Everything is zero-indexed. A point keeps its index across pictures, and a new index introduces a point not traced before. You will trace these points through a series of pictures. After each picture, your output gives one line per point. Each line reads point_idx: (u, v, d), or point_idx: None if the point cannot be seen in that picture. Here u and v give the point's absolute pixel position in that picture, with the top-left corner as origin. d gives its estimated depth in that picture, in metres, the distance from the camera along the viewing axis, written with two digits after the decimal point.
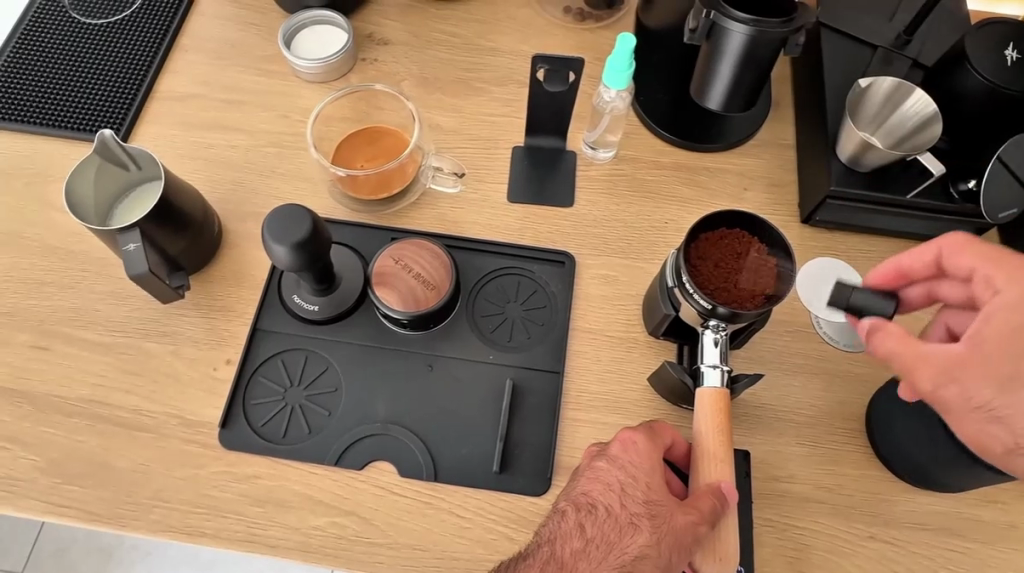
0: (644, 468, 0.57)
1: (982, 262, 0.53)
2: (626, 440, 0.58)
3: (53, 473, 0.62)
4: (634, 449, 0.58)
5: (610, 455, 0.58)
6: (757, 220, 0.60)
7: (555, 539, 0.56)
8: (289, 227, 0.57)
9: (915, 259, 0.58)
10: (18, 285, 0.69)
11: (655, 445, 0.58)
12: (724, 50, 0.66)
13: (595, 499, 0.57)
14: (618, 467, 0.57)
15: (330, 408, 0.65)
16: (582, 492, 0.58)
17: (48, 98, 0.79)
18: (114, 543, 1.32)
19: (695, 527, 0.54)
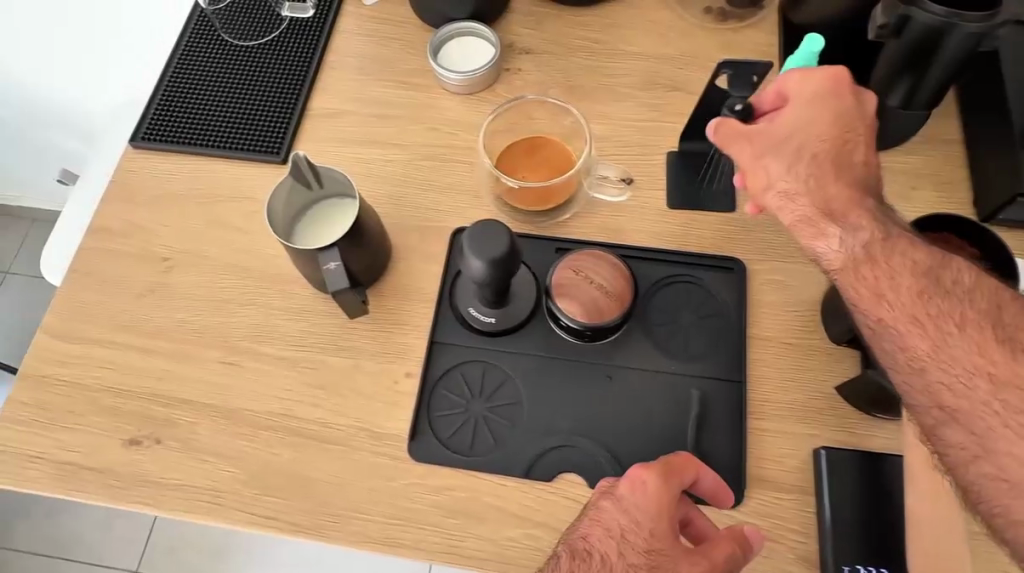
0: (649, 513, 0.54)
1: (810, 96, 0.63)
2: (634, 479, 0.55)
3: (253, 484, 0.64)
4: (641, 490, 0.55)
5: (618, 497, 0.55)
6: (964, 223, 0.60)
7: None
8: (487, 242, 0.58)
9: (799, 80, 0.64)
10: (202, 304, 0.72)
11: (668, 487, 0.55)
12: (913, 48, 0.63)
13: (592, 545, 0.54)
14: (622, 510, 0.55)
15: (513, 420, 0.65)
16: (581, 537, 0.55)
17: (209, 121, 0.82)
18: (222, 542, 1.36)
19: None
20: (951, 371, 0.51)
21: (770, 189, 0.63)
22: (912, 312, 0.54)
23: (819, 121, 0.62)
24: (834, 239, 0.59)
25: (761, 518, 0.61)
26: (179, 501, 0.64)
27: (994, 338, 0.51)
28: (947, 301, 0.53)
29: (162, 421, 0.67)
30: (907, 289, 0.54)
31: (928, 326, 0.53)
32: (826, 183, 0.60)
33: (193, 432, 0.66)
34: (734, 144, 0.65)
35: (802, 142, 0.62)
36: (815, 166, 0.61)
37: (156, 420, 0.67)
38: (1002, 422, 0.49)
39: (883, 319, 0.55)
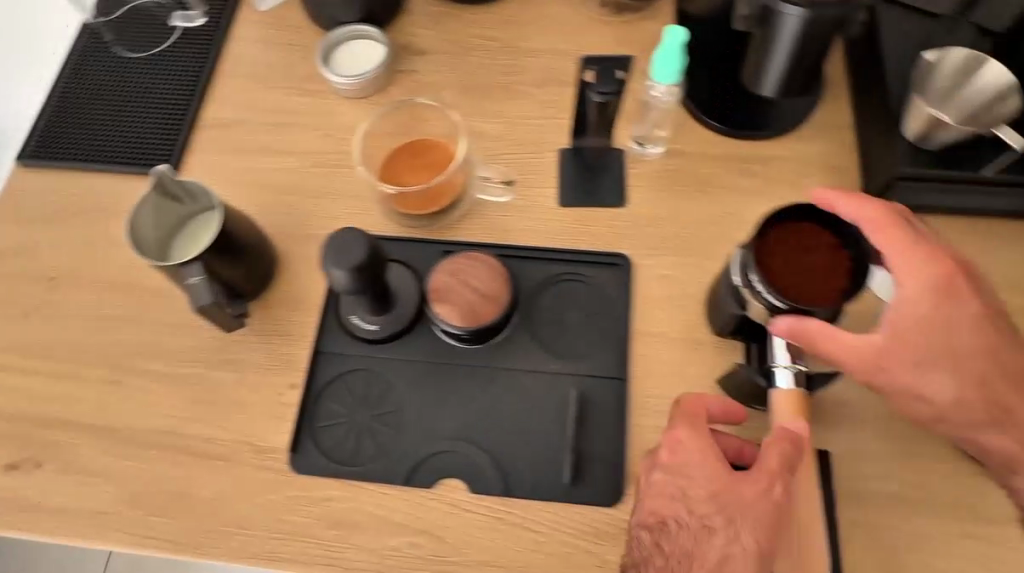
0: (702, 466, 0.56)
1: (904, 244, 0.54)
2: (672, 442, 0.57)
3: (135, 504, 0.64)
4: (681, 448, 0.57)
5: (662, 463, 0.57)
6: (817, 211, 0.57)
7: (639, 564, 0.55)
8: (346, 251, 0.57)
9: (854, 211, 0.55)
10: (88, 322, 0.71)
11: (700, 438, 0.57)
12: (776, 37, 0.62)
13: (664, 515, 0.56)
14: (674, 475, 0.57)
15: (396, 427, 0.65)
16: (649, 512, 0.56)
17: (100, 136, 0.81)
18: None
19: (769, 490, 0.53)
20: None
21: (909, 372, 0.53)
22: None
23: (933, 275, 0.53)
24: (973, 327, 0.53)
25: None
26: (60, 524, 0.63)
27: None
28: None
29: (44, 443, 0.66)
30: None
31: (1013, 418, 0.53)
32: (961, 361, 0.53)
33: (75, 454, 0.66)
34: (872, 232, 0.55)
35: (945, 316, 0.53)
36: (949, 339, 0.53)
37: (39, 443, 0.66)
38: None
39: (955, 395, 0.53)
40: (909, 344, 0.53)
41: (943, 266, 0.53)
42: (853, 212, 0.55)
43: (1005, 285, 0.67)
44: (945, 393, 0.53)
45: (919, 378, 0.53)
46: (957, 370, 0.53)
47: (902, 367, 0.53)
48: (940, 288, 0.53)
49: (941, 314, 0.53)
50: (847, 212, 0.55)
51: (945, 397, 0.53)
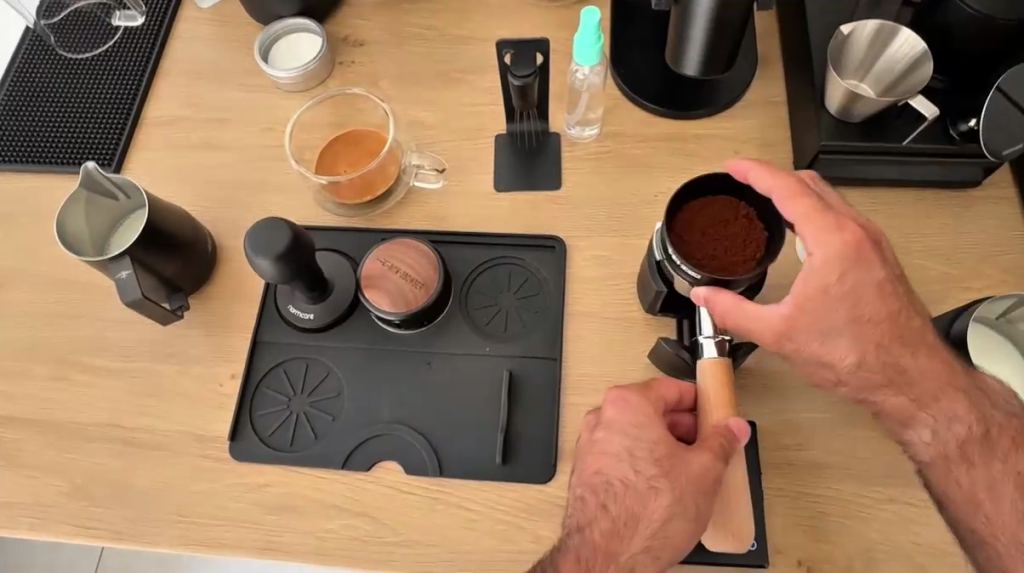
0: (645, 428, 0.57)
1: (813, 214, 0.54)
2: (618, 402, 0.59)
3: (79, 496, 0.65)
4: (626, 410, 0.58)
5: (607, 424, 0.58)
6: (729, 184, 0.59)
7: (581, 525, 0.56)
8: (270, 240, 0.58)
9: (767, 180, 0.55)
10: (33, 320, 0.72)
11: (649, 399, 0.59)
12: (693, 13, 0.63)
13: (609, 476, 0.57)
14: (620, 435, 0.57)
15: (333, 413, 0.66)
16: (593, 472, 0.57)
17: (43, 137, 0.81)
18: None
19: (711, 463, 0.54)
20: (930, 427, 0.56)
21: (813, 341, 0.55)
22: (942, 385, 0.55)
23: (841, 247, 0.53)
24: (877, 295, 0.54)
25: None
26: (7, 517, 0.65)
27: (990, 407, 0.56)
28: (945, 377, 0.56)
29: None
30: (917, 359, 0.55)
31: (907, 380, 0.55)
32: (865, 331, 0.54)
33: (20, 449, 0.67)
34: (781, 201, 0.54)
35: (851, 287, 0.53)
36: (855, 310, 0.54)
37: None
38: (951, 475, 0.55)
39: (854, 359, 0.55)
40: (816, 313, 0.54)
41: (852, 236, 0.54)
42: (767, 181, 0.55)
43: (931, 255, 0.68)
44: (846, 359, 0.55)
45: (823, 345, 0.55)
46: (857, 336, 0.54)
47: (809, 336, 0.54)
48: (846, 259, 0.53)
49: (844, 281, 0.53)
50: (760, 183, 0.55)
51: (844, 362, 0.55)
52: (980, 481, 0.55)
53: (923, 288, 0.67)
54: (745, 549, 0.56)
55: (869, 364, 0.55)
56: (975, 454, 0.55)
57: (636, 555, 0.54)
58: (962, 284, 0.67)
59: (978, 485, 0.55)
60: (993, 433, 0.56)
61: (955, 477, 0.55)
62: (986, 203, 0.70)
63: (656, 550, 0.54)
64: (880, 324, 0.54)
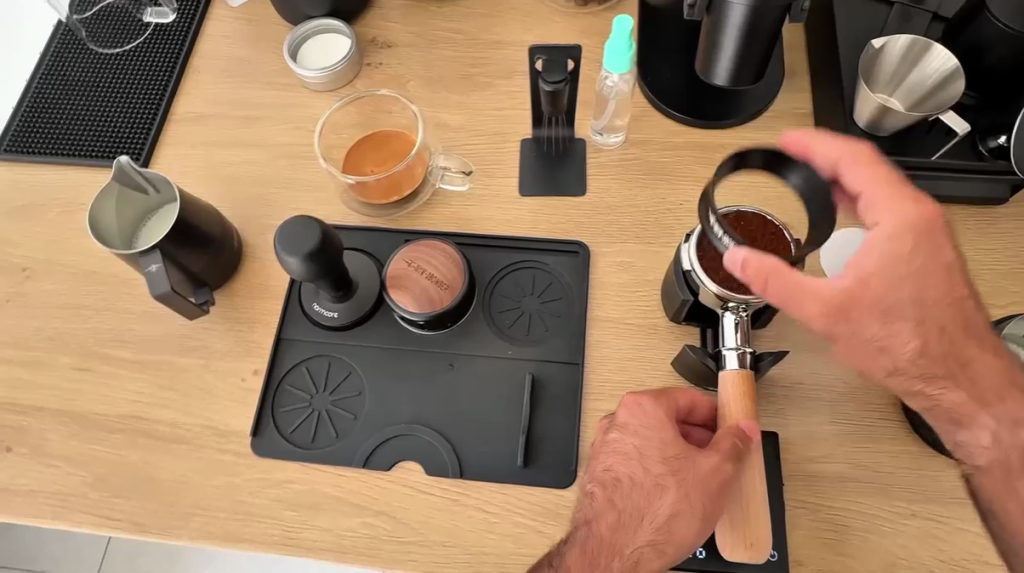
0: (656, 429, 0.57)
1: (887, 184, 0.55)
2: (631, 404, 0.59)
3: (101, 486, 0.65)
4: (640, 411, 0.58)
5: (619, 423, 0.59)
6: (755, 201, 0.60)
7: (588, 519, 0.57)
8: (299, 239, 0.59)
9: (835, 149, 0.56)
10: (60, 310, 0.73)
11: (663, 407, 0.58)
12: (725, 24, 0.63)
13: (617, 473, 0.57)
14: (630, 434, 0.58)
15: (355, 411, 0.66)
16: (603, 468, 0.58)
17: (73, 130, 0.82)
18: None
19: (720, 465, 0.54)
20: (991, 427, 0.55)
21: (877, 320, 0.54)
22: (1005, 383, 0.55)
23: (919, 219, 0.55)
24: (941, 273, 0.55)
25: None
26: (28, 505, 0.65)
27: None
28: (1008, 379, 0.55)
29: (15, 428, 0.68)
30: (979, 354, 0.55)
31: (968, 374, 0.55)
32: (931, 312, 0.54)
33: (45, 438, 0.67)
34: (844, 170, 0.56)
35: (925, 262, 0.54)
36: (924, 288, 0.54)
37: (11, 429, 0.68)
38: (1006, 481, 0.55)
39: (917, 343, 0.54)
40: (878, 288, 0.54)
41: (921, 214, 0.55)
42: (837, 152, 0.56)
43: None
44: (907, 342, 0.54)
45: (886, 323, 0.54)
46: (918, 320, 0.54)
47: (870, 315, 0.54)
48: (921, 234, 0.54)
49: (898, 254, 0.54)
50: (827, 153, 0.56)
51: (906, 350, 0.54)
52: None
53: None
54: (766, 559, 0.56)
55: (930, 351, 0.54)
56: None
57: (641, 548, 0.55)
58: (990, 301, 0.67)
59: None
60: None
61: (1015, 488, 0.55)
62: (1013, 220, 0.70)
63: (661, 544, 0.54)
64: (943, 310, 0.55)
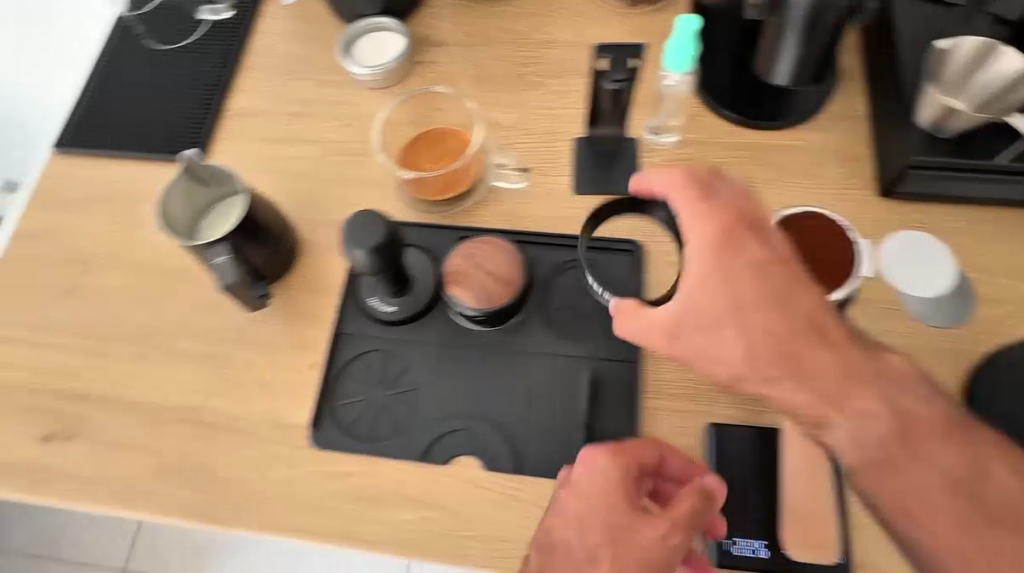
0: (610, 493, 0.53)
1: (684, 205, 0.56)
2: (587, 462, 0.55)
3: (164, 476, 0.66)
4: (596, 471, 0.54)
5: (570, 483, 0.55)
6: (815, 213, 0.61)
7: None
8: (367, 232, 0.59)
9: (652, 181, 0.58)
10: (119, 302, 0.74)
11: (624, 467, 0.55)
12: (788, 24, 0.63)
13: (556, 538, 0.53)
14: (579, 497, 0.54)
15: (412, 406, 0.67)
16: (545, 531, 0.54)
17: (130, 126, 0.84)
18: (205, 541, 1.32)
19: (668, 537, 0.52)
20: (924, 427, 0.49)
21: (704, 333, 0.53)
22: (881, 374, 0.50)
23: (705, 237, 0.54)
24: (747, 280, 0.51)
25: None
26: (93, 493, 0.66)
27: (905, 402, 0.50)
28: (844, 374, 0.50)
29: (77, 418, 0.69)
30: (817, 356, 0.50)
31: (807, 374, 0.50)
32: (733, 318, 0.51)
33: (108, 428, 0.69)
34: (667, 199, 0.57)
35: (691, 283, 0.53)
36: (722, 301, 0.52)
37: (74, 418, 0.69)
38: (954, 495, 0.47)
39: (742, 348, 0.51)
40: (692, 302, 0.53)
41: (721, 227, 0.53)
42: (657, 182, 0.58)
43: (1013, 275, 0.69)
44: (731, 349, 0.52)
45: (705, 335, 0.53)
46: (742, 327, 0.51)
47: (695, 329, 0.53)
48: (701, 251, 0.53)
49: (705, 269, 0.53)
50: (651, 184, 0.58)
51: (803, 350, 0.50)
52: (906, 491, 0.48)
53: (1006, 306, 0.68)
54: (835, 560, 0.59)
55: (768, 359, 0.50)
56: (913, 453, 0.48)
57: None
58: None
59: (908, 493, 0.48)
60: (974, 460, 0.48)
61: (881, 484, 0.48)
62: None
63: None
64: (767, 304, 0.51)
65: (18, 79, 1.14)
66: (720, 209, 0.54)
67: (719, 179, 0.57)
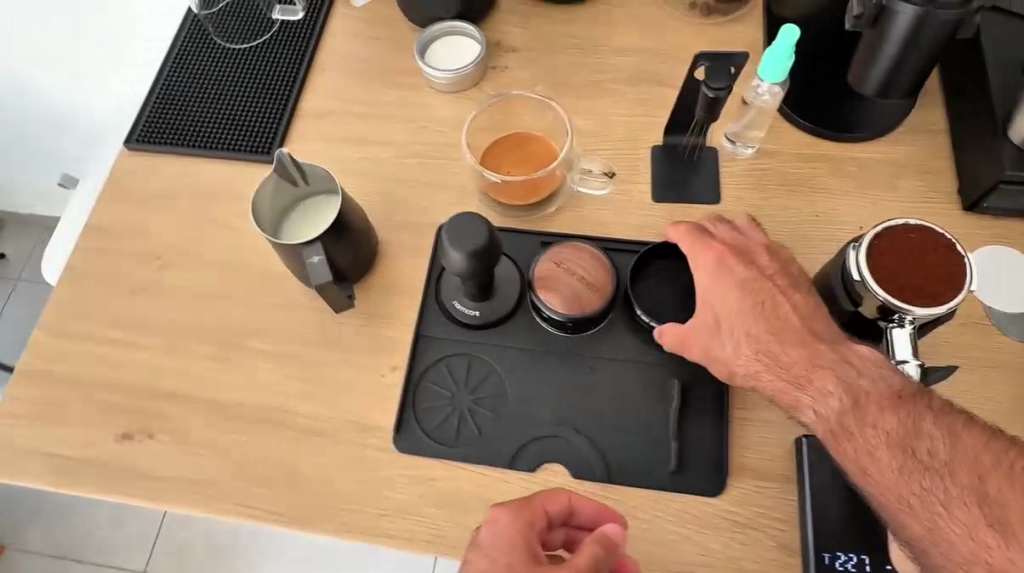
0: (506, 549, 0.53)
1: (691, 248, 0.65)
2: (492, 520, 0.55)
3: (244, 476, 0.65)
4: (498, 527, 0.55)
5: (479, 542, 0.55)
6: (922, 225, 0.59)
7: None
8: (466, 235, 0.59)
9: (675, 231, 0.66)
10: (194, 300, 0.74)
11: (519, 519, 0.55)
12: (888, 38, 0.64)
13: None
14: (485, 555, 0.53)
15: (497, 411, 0.66)
16: None
17: (201, 122, 0.83)
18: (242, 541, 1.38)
19: None
20: (929, 440, 0.52)
21: (718, 348, 0.62)
22: (891, 394, 0.54)
23: (701, 274, 0.64)
24: (748, 302, 0.62)
25: (745, 507, 0.61)
26: (170, 492, 0.65)
27: (912, 415, 0.53)
28: (856, 398, 0.55)
29: (153, 415, 0.69)
30: (821, 377, 0.57)
31: (810, 388, 0.57)
32: (736, 335, 0.62)
33: (184, 426, 0.68)
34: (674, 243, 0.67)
35: (705, 308, 0.63)
36: (719, 322, 0.63)
37: (150, 415, 0.69)
38: (965, 494, 0.49)
39: (748, 359, 0.61)
40: (706, 323, 0.63)
41: (720, 261, 0.64)
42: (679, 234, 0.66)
43: None
44: (737, 360, 0.61)
45: (721, 349, 0.62)
46: (742, 342, 0.61)
47: (713, 344, 0.62)
48: (710, 282, 0.64)
49: (705, 296, 0.64)
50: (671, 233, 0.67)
51: (797, 363, 0.59)
52: (913, 498, 0.51)
53: None
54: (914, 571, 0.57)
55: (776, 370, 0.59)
56: (918, 461, 0.51)
57: None
58: None
59: (910, 494, 0.51)
60: (987, 464, 0.50)
61: (889, 494, 0.52)
62: None
63: None
64: (763, 328, 0.61)
65: (103, 85, 1.20)
66: (723, 249, 0.65)
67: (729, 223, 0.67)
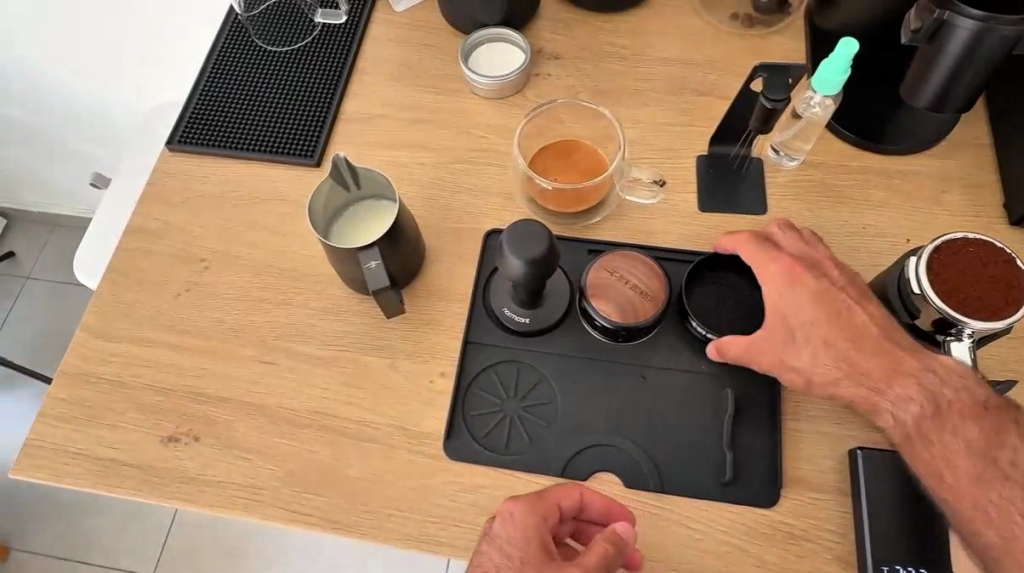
0: (519, 543, 0.54)
1: (755, 257, 0.65)
2: (505, 514, 0.55)
3: (291, 481, 0.65)
4: (511, 520, 0.55)
5: (494, 535, 0.55)
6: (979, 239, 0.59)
7: None
8: (527, 241, 0.59)
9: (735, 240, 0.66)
10: (238, 302, 0.73)
11: (534, 513, 0.55)
12: (943, 53, 0.64)
13: None
14: (498, 549, 0.54)
15: (548, 419, 0.66)
16: None
17: (242, 124, 0.83)
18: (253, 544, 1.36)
19: None
20: (1012, 450, 0.55)
21: (794, 355, 0.62)
22: (975, 405, 0.56)
23: (768, 283, 0.64)
24: (821, 310, 0.62)
25: (800, 518, 0.61)
26: (215, 496, 0.65)
27: (994, 426, 0.56)
28: (937, 407, 0.57)
29: (197, 418, 0.68)
30: (904, 387, 0.59)
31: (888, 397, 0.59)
32: (810, 343, 0.61)
33: (229, 429, 0.67)
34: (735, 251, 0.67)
35: (777, 316, 0.63)
36: (792, 331, 0.62)
37: (195, 418, 0.68)
38: None
39: (826, 366, 0.61)
40: (778, 331, 0.63)
41: (789, 270, 0.64)
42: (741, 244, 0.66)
43: None
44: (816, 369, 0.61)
45: (796, 357, 0.61)
46: (818, 351, 0.61)
47: (789, 352, 0.62)
48: (778, 290, 0.63)
49: (775, 304, 0.63)
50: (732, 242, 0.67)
51: (876, 371, 0.60)
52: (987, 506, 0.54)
53: None
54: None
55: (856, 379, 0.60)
56: (999, 470, 0.55)
57: None
58: None
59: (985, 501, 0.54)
60: None
61: (966, 500, 0.55)
62: None
63: None
64: (839, 336, 0.61)
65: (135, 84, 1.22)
66: (790, 259, 0.64)
67: (787, 233, 0.66)
